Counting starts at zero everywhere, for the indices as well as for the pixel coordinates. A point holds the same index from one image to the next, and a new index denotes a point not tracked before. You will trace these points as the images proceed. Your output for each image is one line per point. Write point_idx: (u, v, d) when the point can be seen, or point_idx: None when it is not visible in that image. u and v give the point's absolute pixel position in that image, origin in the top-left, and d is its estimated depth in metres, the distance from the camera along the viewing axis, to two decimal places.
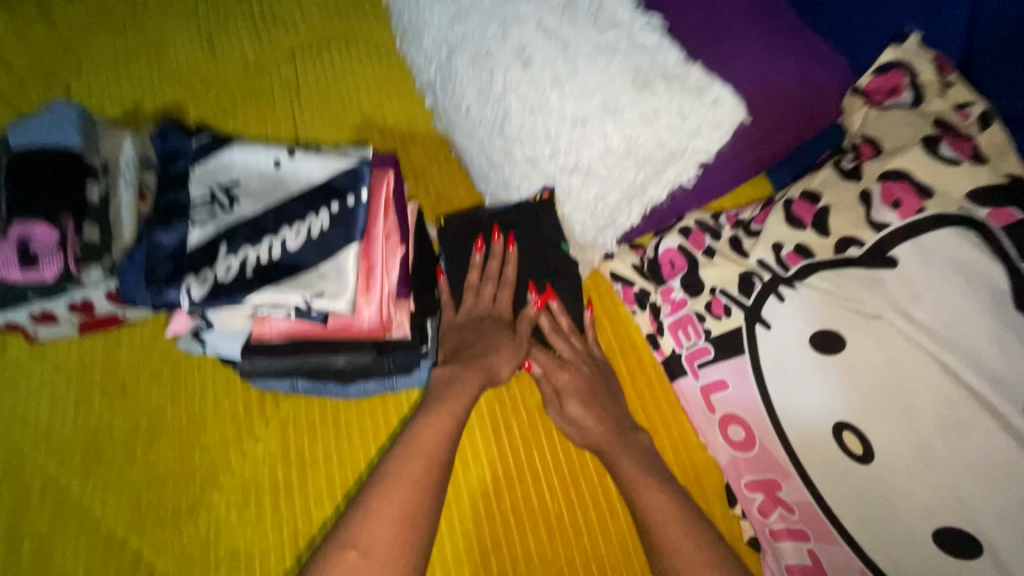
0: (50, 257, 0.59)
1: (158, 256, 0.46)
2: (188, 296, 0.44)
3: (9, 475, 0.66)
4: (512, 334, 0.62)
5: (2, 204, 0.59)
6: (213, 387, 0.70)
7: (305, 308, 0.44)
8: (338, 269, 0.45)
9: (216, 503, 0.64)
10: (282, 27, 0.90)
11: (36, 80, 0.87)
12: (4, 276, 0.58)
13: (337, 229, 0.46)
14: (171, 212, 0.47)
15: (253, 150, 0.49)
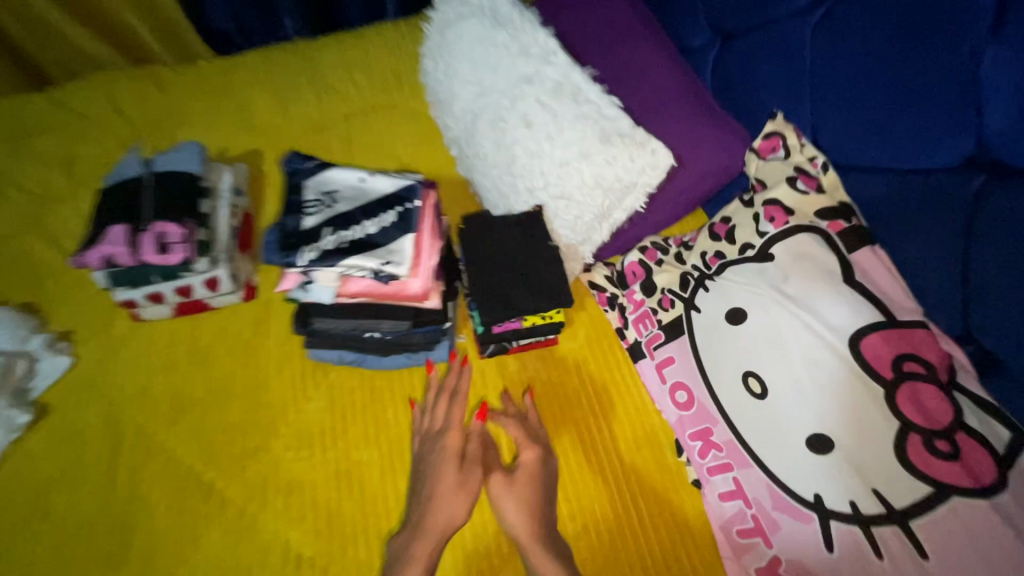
0: (177, 248, 0.81)
1: (283, 234, 0.67)
2: (304, 257, 0.63)
3: (110, 422, 0.84)
4: (459, 461, 0.77)
5: (148, 207, 0.82)
6: (276, 359, 0.89)
7: (378, 271, 0.65)
8: (402, 247, 0.66)
9: (275, 447, 0.82)
10: (340, 97, 1.17)
11: (148, 129, 1.13)
12: (143, 259, 0.79)
13: (401, 222, 0.68)
14: (290, 208, 0.69)
15: (346, 171, 0.72)
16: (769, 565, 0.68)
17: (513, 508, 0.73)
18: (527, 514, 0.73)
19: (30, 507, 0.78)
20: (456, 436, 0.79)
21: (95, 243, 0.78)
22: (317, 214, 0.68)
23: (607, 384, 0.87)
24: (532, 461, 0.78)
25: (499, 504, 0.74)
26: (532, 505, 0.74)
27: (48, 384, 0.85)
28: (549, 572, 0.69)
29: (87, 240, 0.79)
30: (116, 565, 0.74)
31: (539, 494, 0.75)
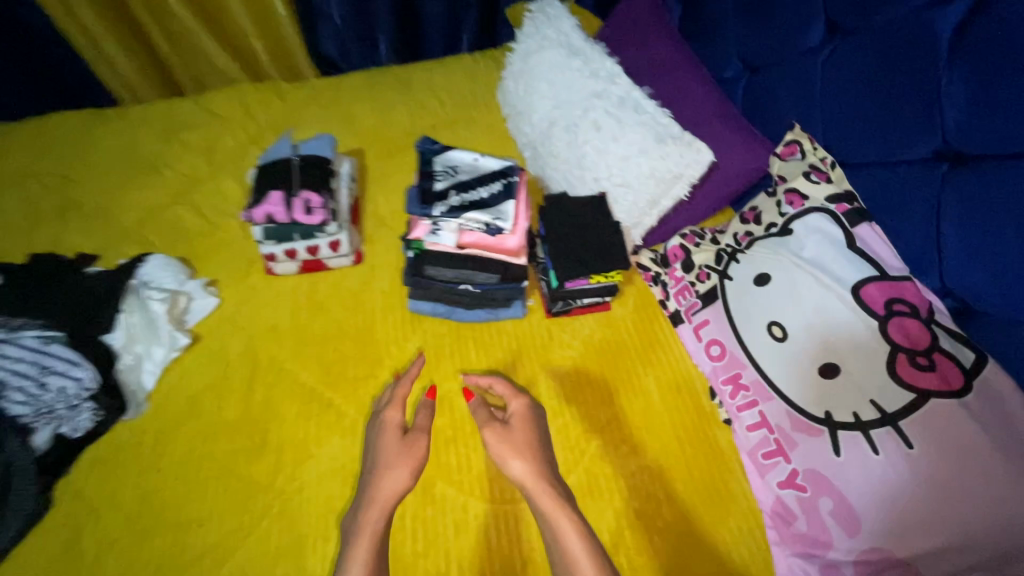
0: (318, 212, 1.03)
1: (420, 193, 0.90)
2: (438, 210, 0.86)
3: (249, 349, 1.04)
4: (400, 433, 0.84)
5: (297, 180, 1.05)
6: (381, 310, 1.09)
7: (488, 224, 0.87)
8: (506, 209, 0.89)
9: (381, 375, 1.01)
10: (427, 110, 1.42)
11: (273, 128, 1.38)
12: (293, 218, 1.02)
13: (506, 192, 0.91)
14: (425, 175, 0.92)
15: (464, 152, 0.96)
16: (789, 477, 0.83)
17: (507, 449, 0.80)
18: (526, 455, 0.79)
19: (189, 410, 0.97)
20: (397, 413, 0.87)
21: (261, 203, 1.02)
22: (445, 180, 0.91)
23: (648, 344, 1.06)
24: (522, 408, 0.86)
25: (499, 451, 0.80)
26: (530, 448, 0.80)
27: (199, 318, 1.07)
28: (551, 503, 0.72)
29: (254, 201, 1.03)
30: (257, 455, 0.92)
31: (533, 438, 0.82)
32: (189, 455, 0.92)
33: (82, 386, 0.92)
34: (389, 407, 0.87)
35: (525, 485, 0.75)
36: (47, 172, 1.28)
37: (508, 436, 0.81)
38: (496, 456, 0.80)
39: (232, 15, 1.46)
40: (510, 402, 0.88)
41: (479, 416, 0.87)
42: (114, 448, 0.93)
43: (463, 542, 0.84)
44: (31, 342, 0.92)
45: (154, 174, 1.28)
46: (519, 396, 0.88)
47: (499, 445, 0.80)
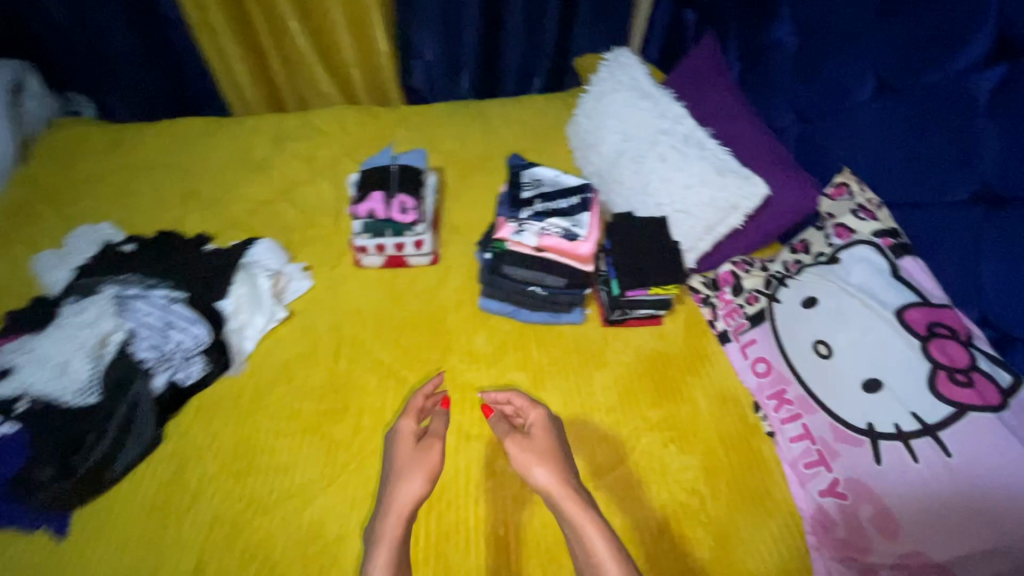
0: (411, 211, 1.18)
1: (507, 200, 1.09)
2: (522, 216, 1.05)
3: (335, 327, 1.16)
4: (415, 441, 0.86)
5: (395, 185, 1.21)
6: (452, 305, 1.21)
7: (567, 231, 1.04)
8: (583, 220, 1.05)
9: (451, 361, 1.11)
10: (502, 139, 1.58)
11: (366, 144, 1.56)
12: (389, 215, 1.18)
13: (584, 205, 1.07)
14: (512, 184, 1.10)
15: (548, 168, 1.13)
16: (830, 485, 0.89)
17: (527, 456, 0.80)
18: (548, 461, 0.79)
19: (281, 373, 1.08)
20: (411, 423, 0.88)
21: (365, 200, 1.19)
22: (530, 190, 1.09)
23: (706, 358, 1.13)
24: (541, 418, 0.87)
25: (521, 460, 0.80)
26: (551, 455, 0.81)
27: (295, 296, 1.21)
28: (573, 512, 0.73)
29: (359, 198, 1.20)
30: (338, 418, 1.02)
31: (554, 446, 0.83)
32: (280, 412, 1.03)
33: (197, 341, 1.06)
34: (404, 417, 0.90)
35: (549, 492, 0.75)
36: (174, 165, 1.47)
37: (526, 444, 0.82)
38: (517, 466, 0.81)
39: (339, 46, 1.68)
40: (528, 414, 0.89)
41: (500, 432, 0.89)
42: (217, 396, 1.05)
43: (524, 516, 0.91)
44: (159, 299, 1.09)
45: (262, 175, 1.46)
46: (536, 407, 0.89)
47: (518, 454, 0.81)
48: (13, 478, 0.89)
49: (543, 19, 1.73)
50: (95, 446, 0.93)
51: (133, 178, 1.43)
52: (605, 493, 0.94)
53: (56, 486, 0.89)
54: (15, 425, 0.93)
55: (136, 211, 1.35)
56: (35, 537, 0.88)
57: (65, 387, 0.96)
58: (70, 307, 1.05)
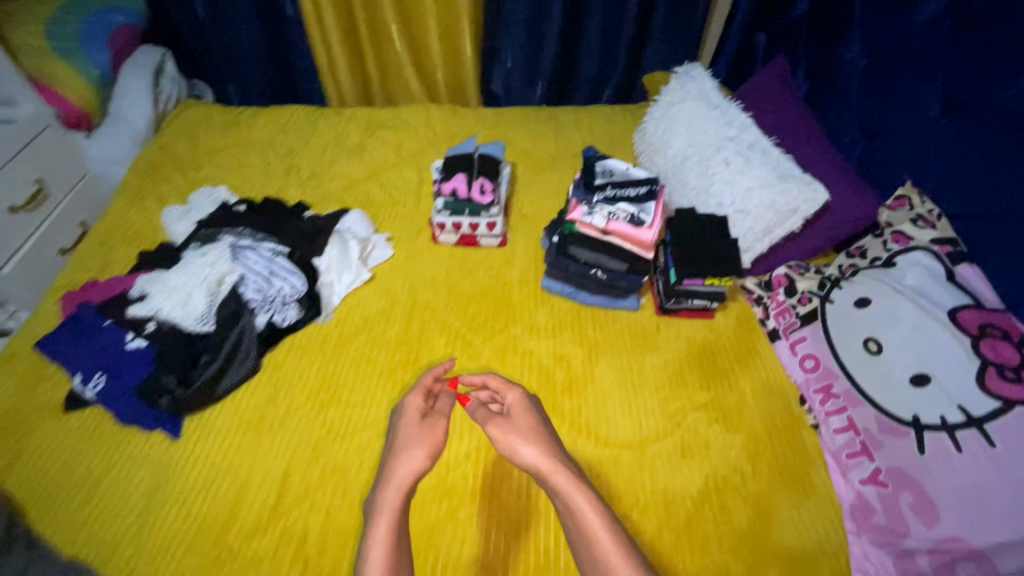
0: (489, 194, 1.31)
1: (579, 184, 1.18)
2: (592, 199, 1.14)
3: (411, 292, 1.29)
4: (421, 417, 0.87)
5: (476, 171, 1.34)
6: (517, 283, 1.31)
7: (633, 217, 1.13)
8: (649, 209, 1.14)
9: (513, 331, 1.21)
10: (571, 142, 1.70)
11: (447, 138, 1.71)
12: (469, 196, 1.31)
13: (651, 195, 1.15)
14: (586, 170, 1.20)
15: (619, 159, 1.22)
16: (871, 475, 0.93)
17: (517, 437, 0.81)
18: (533, 439, 0.81)
19: (361, 326, 1.21)
20: (418, 399, 0.90)
21: (449, 180, 1.33)
22: (602, 177, 1.18)
23: (756, 354, 1.18)
24: (519, 400, 0.89)
25: (508, 440, 0.81)
26: (535, 432, 0.83)
27: (378, 262, 1.34)
28: (569, 490, 0.75)
29: (444, 178, 1.34)
30: (410, 367, 1.13)
31: (536, 424, 0.84)
32: (359, 357, 1.15)
33: (293, 290, 1.21)
34: (411, 393, 0.91)
35: (540, 469, 0.77)
36: (280, 144, 1.66)
37: (512, 424, 0.84)
38: (506, 446, 0.82)
39: (430, 51, 1.86)
40: (506, 396, 0.90)
41: (478, 417, 0.88)
42: (307, 339, 1.18)
43: None
44: (267, 252, 1.25)
45: (354, 158, 1.63)
46: (513, 389, 0.90)
47: (507, 434, 0.82)
48: (141, 384, 1.03)
49: (617, 37, 1.86)
50: (208, 366, 1.07)
51: (244, 152, 1.63)
52: (649, 460, 1.01)
53: (178, 393, 1.03)
54: (146, 343, 1.10)
55: (247, 180, 1.54)
56: (154, 436, 1.01)
57: (187, 315, 1.12)
58: (193, 250, 1.22)
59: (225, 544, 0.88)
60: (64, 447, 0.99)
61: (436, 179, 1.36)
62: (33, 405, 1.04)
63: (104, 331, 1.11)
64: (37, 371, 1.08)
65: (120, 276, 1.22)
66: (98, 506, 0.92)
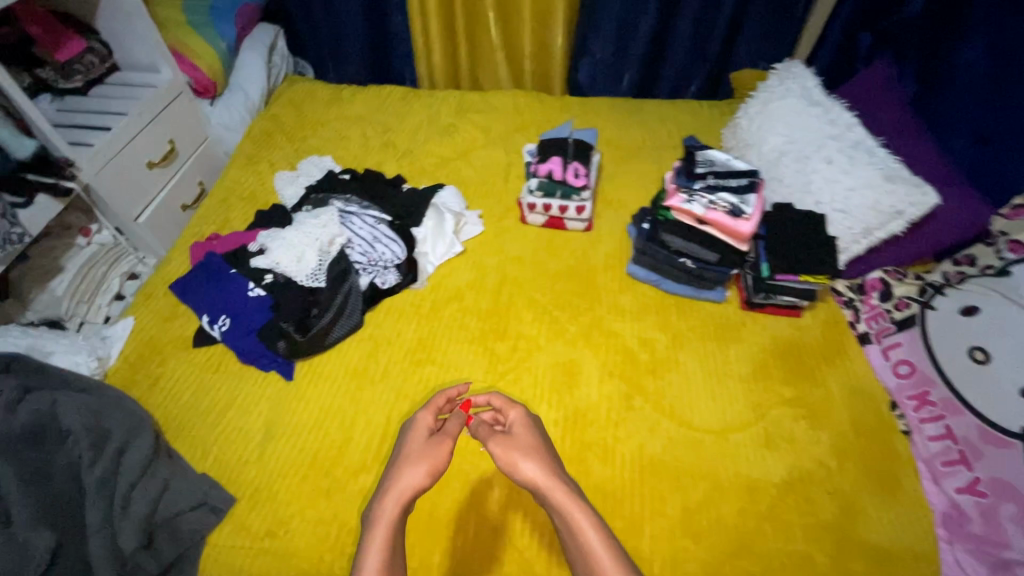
0: (583, 178, 1.34)
1: (678, 175, 1.21)
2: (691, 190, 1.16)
3: (501, 266, 1.34)
4: (429, 433, 0.81)
5: (570, 155, 1.38)
6: (603, 266, 1.34)
7: (732, 209, 1.14)
8: (749, 202, 1.14)
9: (598, 311, 1.24)
10: (657, 135, 1.71)
11: (534, 124, 1.75)
12: (563, 178, 1.35)
13: (751, 187, 1.15)
14: (685, 161, 1.21)
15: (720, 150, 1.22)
16: (969, 484, 0.91)
17: (523, 454, 0.75)
18: (535, 455, 0.75)
19: (453, 295, 1.27)
20: (427, 414, 0.83)
21: (545, 162, 1.38)
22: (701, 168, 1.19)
23: (845, 355, 1.17)
24: (523, 415, 0.84)
25: (508, 456, 0.75)
26: (539, 449, 0.76)
27: (469, 237, 1.40)
28: (574, 512, 0.70)
29: (539, 161, 1.39)
30: (500, 337, 1.19)
31: (539, 442, 0.78)
32: (452, 323, 1.22)
33: (394, 256, 1.29)
34: (421, 409, 0.85)
35: (538, 484, 0.72)
36: (377, 121, 1.75)
37: (514, 441, 0.77)
38: (505, 463, 0.76)
39: (522, 40, 1.90)
40: (510, 412, 0.85)
41: (480, 432, 0.82)
42: (404, 303, 1.25)
43: (655, 446, 1.01)
44: (370, 218, 1.33)
45: (446, 138, 1.70)
46: (515, 405, 0.85)
47: (507, 450, 0.76)
48: (264, 329, 1.13)
49: (711, 32, 1.84)
50: (321, 317, 1.15)
51: (344, 127, 1.73)
52: (732, 445, 1.02)
53: (296, 339, 1.12)
54: (264, 293, 1.20)
55: (348, 152, 1.64)
56: (269, 376, 1.11)
57: (301, 270, 1.21)
58: (306, 214, 1.32)
59: (334, 478, 0.96)
60: (191, 378, 1.10)
61: (531, 160, 1.41)
62: (168, 338, 1.16)
63: (229, 278, 1.22)
64: (170, 309, 1.21)
65: (239, 232, 1.35)
66: (219, 430, 1.03)
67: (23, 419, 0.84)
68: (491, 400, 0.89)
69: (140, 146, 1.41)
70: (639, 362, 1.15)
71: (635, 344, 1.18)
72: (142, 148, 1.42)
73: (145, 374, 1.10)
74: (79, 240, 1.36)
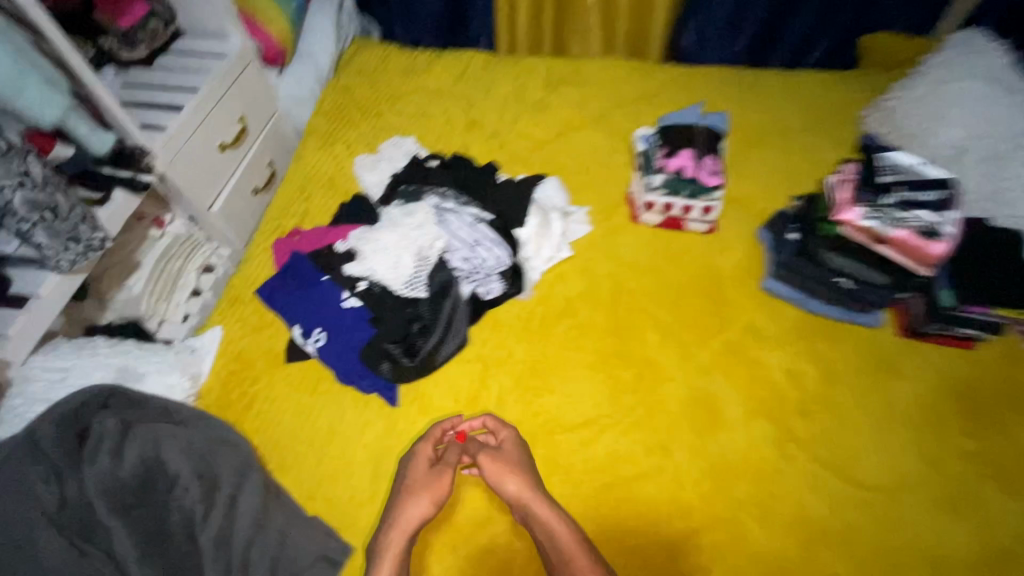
0: (718, 176, 1.15)
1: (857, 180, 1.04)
2: (875, 197, 1.00)
3: (613, 274, 1.19)
4: (430, 464, 0.91)
5: (702, 147, 1.18)
6: (733, 277, 1.17)
7: (927, 223, 0.98)
8: (947, 217, 0.98)
9: (731, 333, 1.09)
10: (780, 113, 1.47)
11: (635, 98, 1.53)
12: (694, 175, 1.16)
13: (947, 201, 1.00)
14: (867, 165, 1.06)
15: (906, 155, 1.07)
16: None
17: (504, 475, 0.88)
18: (518, 475, 0.88)
19: (564, 308, 1.14)
20: (428, 445, 0.93)
21: (674, 155, 1.18)
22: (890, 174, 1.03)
23: (967, 383, 1.01)
24: (512, 437, 0.95)
25: (495, 475, 0.88)
26: (523, 468, 0.90)
27: (577, 237, 1.24)
28: (557, 523, 0.83)
29: (666, 153, 1.19)
30: (622, 362, 1.06)
31: (521, 461, 0.91)
32: (567, 343, 1.09)
33: (498, 263, 1.15)
34: (422, 440, 0.94)
35: (523, 500, 0.86)
36: (457, 93, 1.56)
37: (502, 462, 0.90)
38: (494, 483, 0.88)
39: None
40: (500, 433, 0.95)
41: (472, 453, 0.94)
42: (510, 316, 1.12)
43: (817, 507, 0.89)
44: (469, 217, 1.19)
45: (539, 115, 1.50)
46: (507, 427, 0.96)
47: (496, 473, 0.88)
48: (366, 349, 1.02)
49: None
50: (428, 335, 1.04)
51: (422, 100, 1.55)
52: (900, 505, 0.89)
53: (404, 362, 1.02)
54: (360, 303, 1.08)
55: (431, 132, 1.47)
56: (370, 399, 1.01)
57: (397, 277, 1.09)
58: (398, 209, 1.18)
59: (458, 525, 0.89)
60: (290, 401, 1.01)
61: (656, 150, 1.22)
62: (260, 352, 1.07)
63: (321, 286, 1.10)
64: (259, 318, 1.10)
65: (324, 227, 1.22)
66: (327, 463, 0.95)
67: (130, 468, 0.81)
68: (490, 425, 0.96)
69: (211, 126, 1.26)
70: (786, 399, 1.00)
71: (780, 378, 1.03)
72: (216, 130, 1.28)
73: (241, 394, 1.02)
74: (154, 231, 1.27)
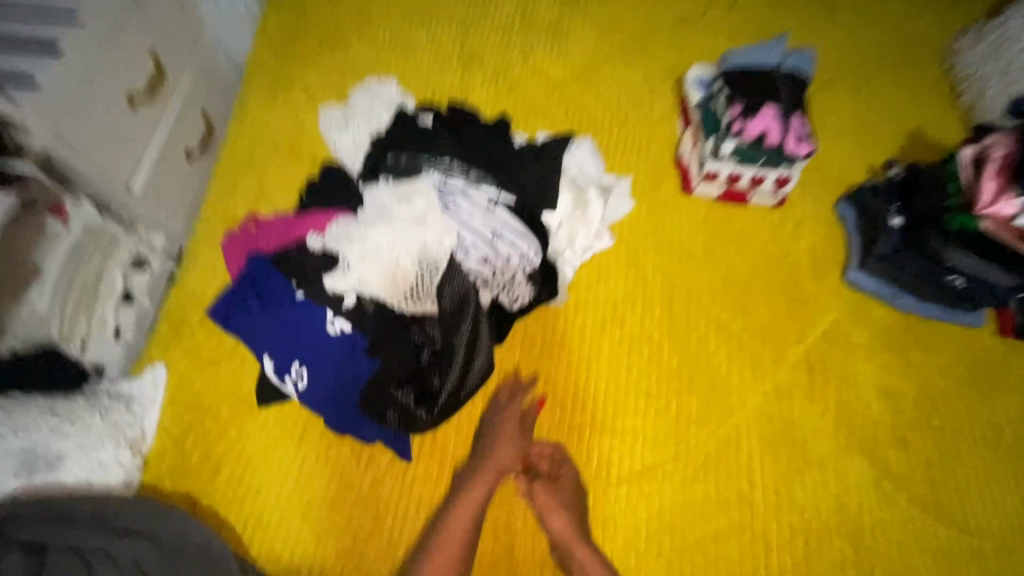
0: (809, 143, 0.89)
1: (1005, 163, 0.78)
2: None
3: (665, 266, 0.95)
4: (517, 420, 0.82)
5: (788, 100, 0.90)
6: (810, 267, 0.96)
7: None
8: None
9: (812, 342, 0.90)
10: (857, 44, 1.18)
11: (677, 21, 1.20)
12: (779, 141, 0.89)
13: None
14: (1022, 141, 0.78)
15: None
16: None
17: (553, 511, 0.75)
18: (569, 514, 0.76)
19: (608, 315, 0.91)
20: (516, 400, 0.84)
21: (756, 114, 0.88)
22: None
23: None
24: (573, 475, 0.80)
25: (544, 505, 0.76)
26: (574, 505, 0.77)
27: (616, 218, 0.98)
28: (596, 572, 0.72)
29: (747, 110, 0.89)
30: (685, 386, 0.86)
31: (580, 499, 0.78)
32: (616, 362, 0.88)
33: (525, 260, 0.89)
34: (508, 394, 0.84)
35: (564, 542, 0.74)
36: (447, 15, 1.19)
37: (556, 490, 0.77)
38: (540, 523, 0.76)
39: None
40: (560, 469, 0.80)
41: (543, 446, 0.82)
42: (544, 327, 0.90)
43: (919, 562, 0.77)
44: (483, 199, 0.90)
45: (555, 45, 1.16)
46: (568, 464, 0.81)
47: (542, 509, 0.76)
48: (365, 394, 0.79)
49: None
50: (445, 369, 0.81)
51: (401, 24, 1.17)
52: (1011, 556, 0.77)
53: (418, 411, 0.80)
54: (349, 328, 0.82)
55: (417, 70, 1.12)
56: (377, 452, 0.81)
57: (395, 290, 0.83)
58: (385, 189, 0.89)
59: None
60: (272, 460, 0.79)
61: (729, 104, 0.90)
62: (222, 395, 0.82)
63: (292, 306, 0.82)
64: (216, 347, 0.85)
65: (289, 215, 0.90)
66: (332, 540, 0.76)
67: None
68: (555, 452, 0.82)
69: (110, 70, 0.82)
70: (879, 427, 0.84)
71: (871, 402, 0.86)
72: (117, 74, 0.84)
73: (204, 456, 0.79)
74: (54, 228, 0.81)
